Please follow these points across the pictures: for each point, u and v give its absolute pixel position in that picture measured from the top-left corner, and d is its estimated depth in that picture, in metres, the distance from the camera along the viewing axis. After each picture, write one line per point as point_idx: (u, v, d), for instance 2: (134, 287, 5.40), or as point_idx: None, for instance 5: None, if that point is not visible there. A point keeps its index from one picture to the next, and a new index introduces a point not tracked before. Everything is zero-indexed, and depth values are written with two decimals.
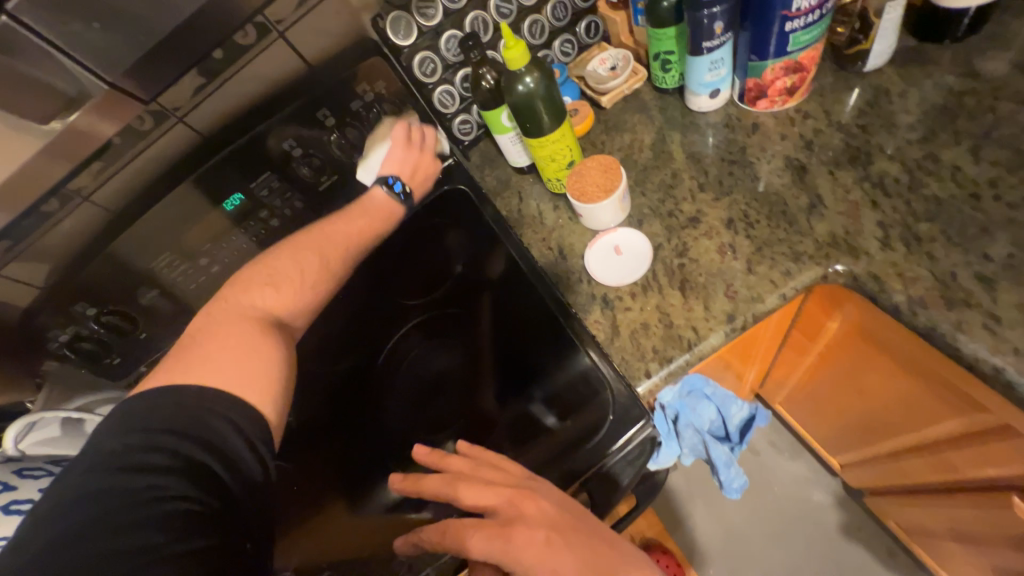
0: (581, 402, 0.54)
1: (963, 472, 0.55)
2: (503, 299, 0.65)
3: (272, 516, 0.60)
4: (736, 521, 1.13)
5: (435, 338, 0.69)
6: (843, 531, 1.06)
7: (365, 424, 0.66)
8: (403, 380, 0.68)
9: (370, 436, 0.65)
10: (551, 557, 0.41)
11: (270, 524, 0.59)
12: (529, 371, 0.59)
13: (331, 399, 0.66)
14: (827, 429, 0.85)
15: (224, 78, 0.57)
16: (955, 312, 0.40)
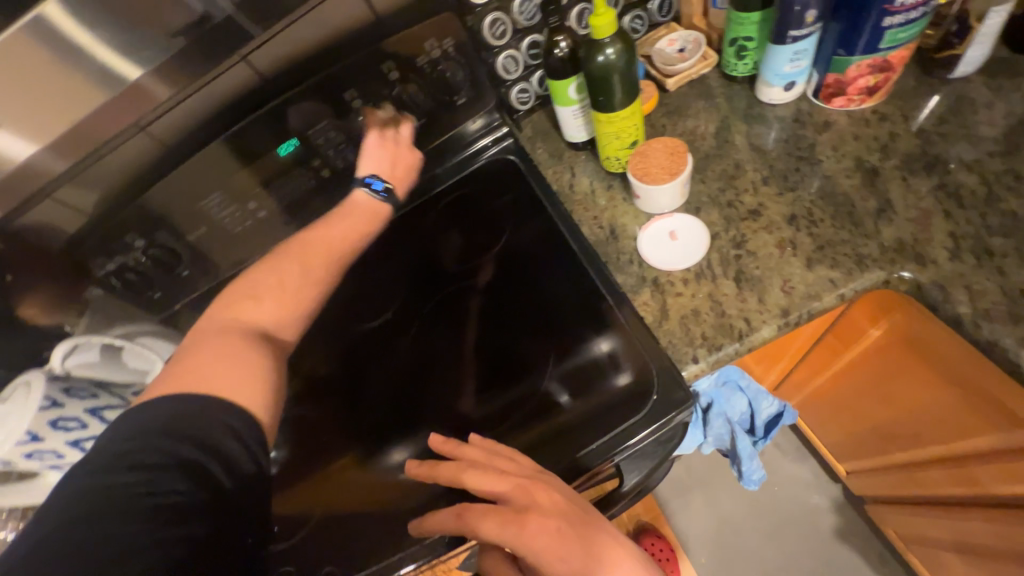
0: (601, 386, 0.55)
1: (986, 487, 0.56)
2: (529, 274, 0.65)
3: (299, 457, 0.63)
4: (732, 515, 1.16)
5: (457, 305, 0.67)
6: (837, 534, 1.09)
7: (363, 397, 0.65)
8: (401, 359, 0.66)
9: (370, 408, 0.64)
10: (562, 547, 0.43)
11: (298, 466, 0.63)
12: (545, 349, 0.60)
13: (354, 353, 0.67)
14: (839, 435, 0.87)
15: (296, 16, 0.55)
16: (1021, 328, 0.40)
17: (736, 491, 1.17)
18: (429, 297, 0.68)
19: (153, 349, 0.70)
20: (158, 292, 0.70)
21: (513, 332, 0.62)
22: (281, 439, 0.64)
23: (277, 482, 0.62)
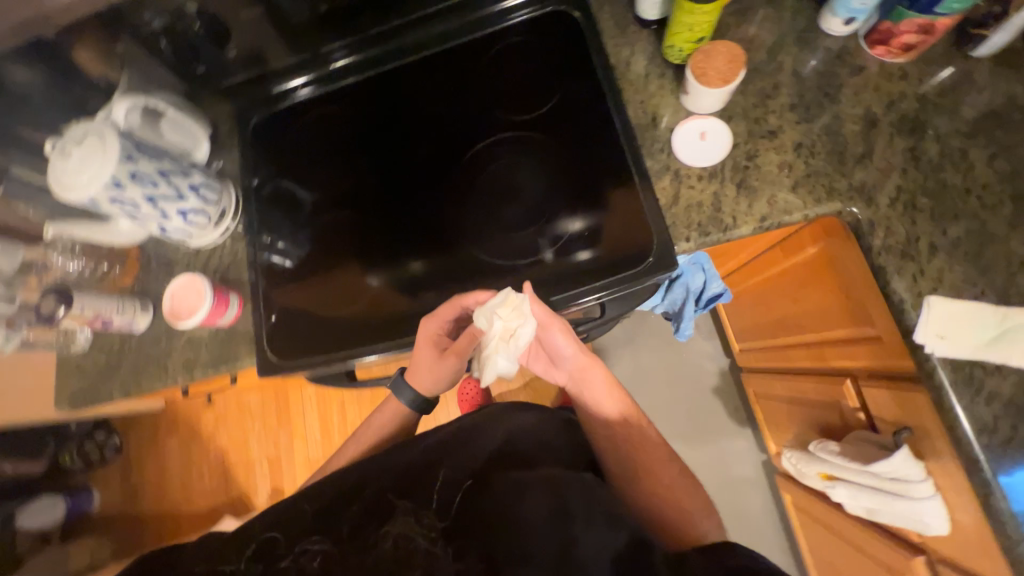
0: (579, 252, 0.69)
1: (828, 362, 0.84)
2: (555, 145, 0.74)
3: (325, 253, 0.78)
4: (646, 366, 1.51)
5: (490, 159, 0.76)
6: (714, 390, 1.47)
7: (376, 231, 0.76)
8: (414, 205, 0.76)
9: (393, 223, 0.76)
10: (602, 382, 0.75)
11: (321, 260, 0.78)
12: (546, 211, 0.71)
13: (393, 175, 0.78)
14: (748, 323, 1.14)
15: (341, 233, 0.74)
16: (902, 261, 0.59)
17: (655, 351, 1.51)
18: (440, 149, 0.78)
19: (196, 125, 0.80)
20: (202, 67, 0.79)
21: (526, 194, 0.73)
22: (303, 238, 0.79)
23: (314, 261, 0.78)
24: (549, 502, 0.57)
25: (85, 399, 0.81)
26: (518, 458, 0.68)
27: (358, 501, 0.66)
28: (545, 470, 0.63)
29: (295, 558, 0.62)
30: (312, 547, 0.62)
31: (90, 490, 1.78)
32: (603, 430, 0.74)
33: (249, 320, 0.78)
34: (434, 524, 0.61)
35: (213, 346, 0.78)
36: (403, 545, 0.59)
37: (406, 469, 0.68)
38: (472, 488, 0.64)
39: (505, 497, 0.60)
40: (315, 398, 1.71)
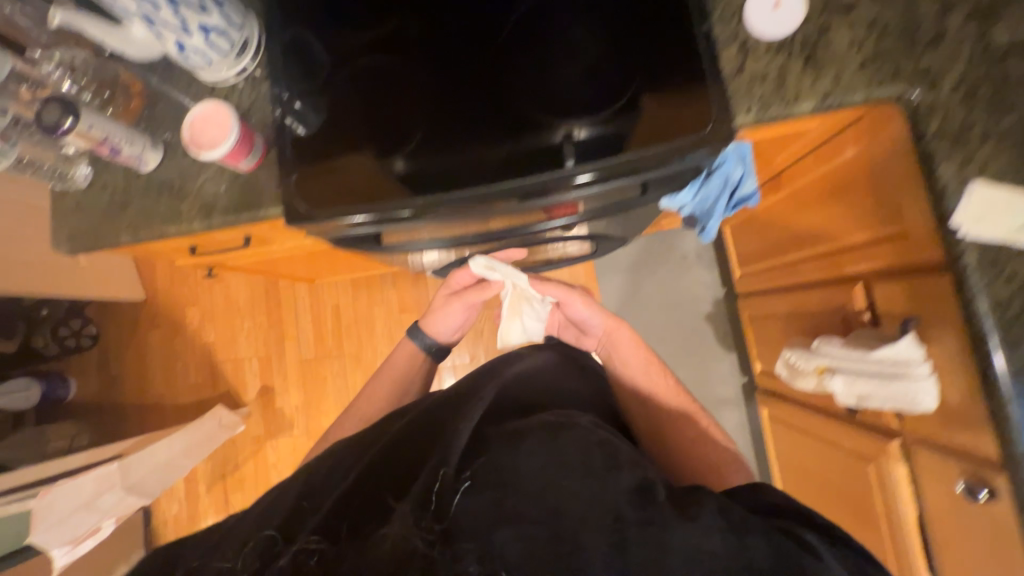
0: (577, 161, 0.62)
1: (842, 269, 0.88)
2: (604, 29, 0.67)
3: (335, 123, 0.71)
4: (645, 289, 1.55)
5: (522, 41, 0.69)
6: (706, 317, 1.53)
7: (392, 102, 0.70)
8: (447, 76, 0.69)
9: (408, 104, 0.69)
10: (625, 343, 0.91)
11: (328, 132, 0.70)
12: (567, 106, 0.65)
13: (420, 50, 0.71)
14: (758, 244, 1.18)
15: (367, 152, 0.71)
16: (952, 147, 0.60)
17: (655, 276, 1.55)
18: (474, 29, 0.71)
19: None
20: None
21: (553, 86, 0.66)
22: (321, 102, 0.72)
23: (326, 132, 0.71)
24: (550, 453, 0.54)
25: (85, 238, 0.75)
26: (513, 416, 0.66)
27: (342, 505, 0.52)
28: (525, 426, 0.59)
29: (294, 555, 0.48)
30: (310, 544, 0.48)
31: (65, 376, 1.72)
32: (633, 390, 0.87)
33: (273, 167, 0.74)
34: (433, 525, 0.48)
35: (233, 192, 0.74)
36: (403, 548, 0.47)
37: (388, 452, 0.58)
38: (462, 453, 0.56)
39: (503, 455, 0.54)
40: (308, 300, 1.68)
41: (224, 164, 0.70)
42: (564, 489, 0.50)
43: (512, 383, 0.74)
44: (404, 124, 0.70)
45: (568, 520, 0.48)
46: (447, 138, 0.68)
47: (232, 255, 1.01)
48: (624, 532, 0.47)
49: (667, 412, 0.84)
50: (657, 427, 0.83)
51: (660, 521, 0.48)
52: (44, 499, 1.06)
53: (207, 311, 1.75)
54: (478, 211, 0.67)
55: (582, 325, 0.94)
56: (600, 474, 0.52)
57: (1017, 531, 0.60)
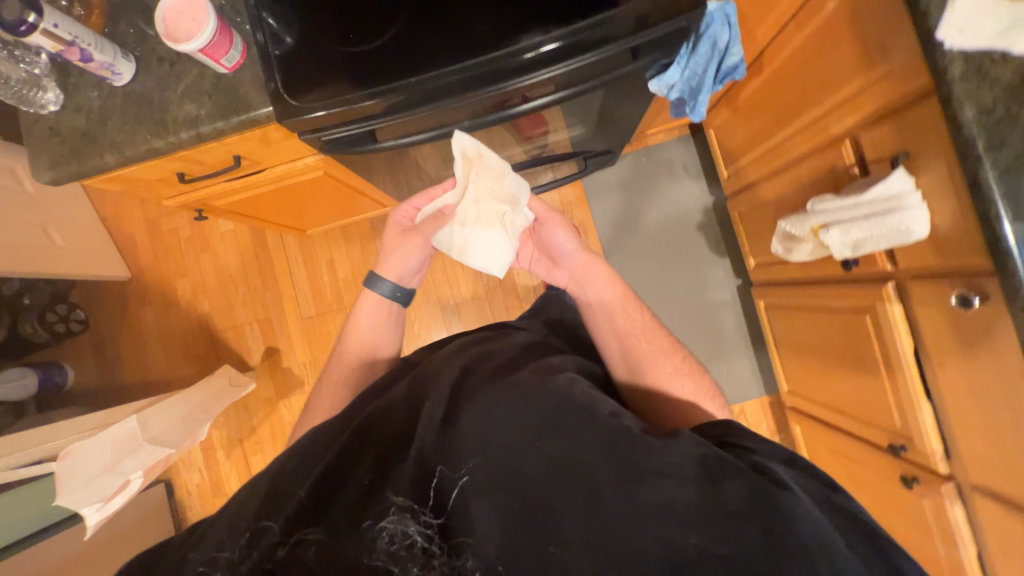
0: (554, 43, 0.68)
1: (828, 133, 0.90)
2: None
3: (307, 33, 0.72)
4: (636, 204, 1.57)
5: None
6: (697, 227, 1.56)
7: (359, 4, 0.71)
8: None
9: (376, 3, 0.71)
10: (603, 277, 0.88)
11: (304, 42, 0.72)
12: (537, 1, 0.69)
13: None
14: (744, 136, 1.20)
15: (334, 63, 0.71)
16: None
17: (644, 191, 1.56)
18: None
19: None
20: None
21: None
22: (289, 11, 0.72)
23: (298, 44, 0.72)
24: (535, 425, 0.54)
25: (69, 163, 0.73)
26: (483, 377, 0.63)
27: (324, 495, 0.50)
28: (498, 396, 0.57)
29: (294, 546, 0.46)
30: (311, 534, 0.46)
31: (61, 364, 1.68)
32: (606, 324, 0.83)
33: (255, 69, 0.72)
34: (433, 518, 0.48)
35: (218, 98, 0.72)
36: (401, 539, 0.46)
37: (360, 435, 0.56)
38: (437, 428, 0.55)
39: (492, 426, 0.54)
40: (298, 253, 1.67)
41: (199, 45, 0.64)
42: (549, 453, 0.51)
43: (478, 355, 0.71)
44: (391, 8, 0.71)
45: (553, 488, 0.50)
46: (435, 17, 0.70)
47: (221, 192, 0.98)
48: (605, 494, 0.49)
49: (641, 346, 0.80)
50: (633, 363, 0.78)
51: (641, 476, 0.49)
52: (65, 459, 1.04)
53: (198, 283, 1.72)
54: (460, 104, 0.72)
55: (555, 254, 0.91)
56: (581, 433, 0.53)
57: (1007, 326, 0.64)
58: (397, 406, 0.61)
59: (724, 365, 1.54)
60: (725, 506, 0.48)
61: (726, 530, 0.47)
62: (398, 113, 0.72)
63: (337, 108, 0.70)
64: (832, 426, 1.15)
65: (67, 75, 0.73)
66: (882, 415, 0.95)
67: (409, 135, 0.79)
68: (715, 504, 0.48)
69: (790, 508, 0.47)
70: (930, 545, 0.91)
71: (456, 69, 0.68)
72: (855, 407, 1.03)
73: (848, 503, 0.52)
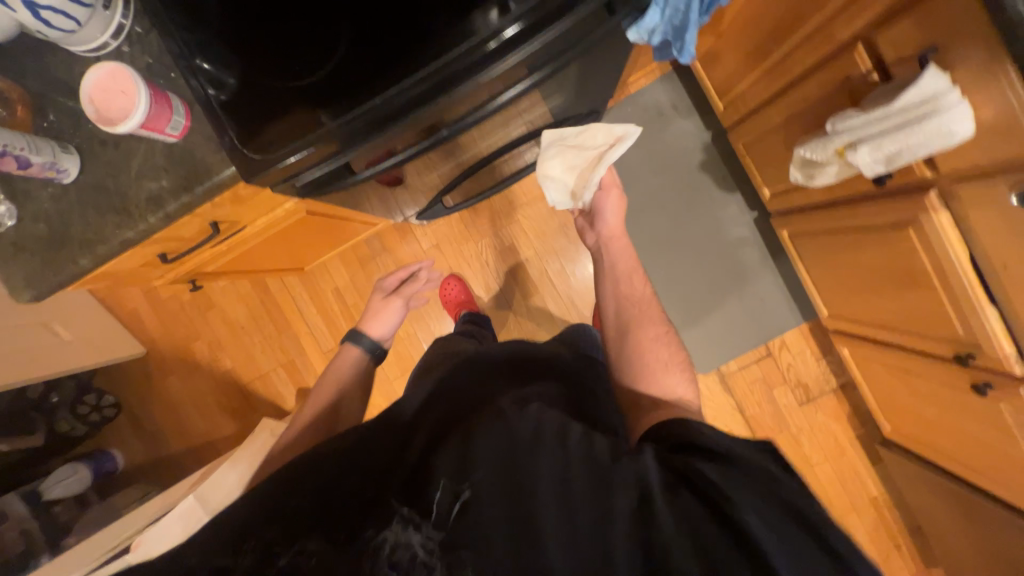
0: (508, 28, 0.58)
1: (834, 41, 0.81)
2: None
3: (241, 97, 0.65)
4: (632, 159, 1.48)
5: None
6: (700, 168, 1.47)
7: (282, 53, 0.64)
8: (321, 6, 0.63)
9: (303, 45, 0.64)
10: (623, 248, 0.87)
11: (240, 106, 0.65)
12: None
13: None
14: (735, 61, 1.10)
15: (276, 122, 0.64)
16: None
17: (638, 144, 1.47)
18: None
19: None
20: None
21: None
22: (215, 68, 0.64)
23: (231, 108, 0.64)
24: (516, 441, 0.53)
25: (46, 276, 0.68)
26: (483, 406, 0.62)
27: (320, 514, 0.55)
28: (476, 421, 0.58)
29: (295, 556, 0.50)
30: (311, 547, 0.51)
31: (108, 450, 1.70)
32: (611, 290, 0.84)
33: (205, 128, 0.65)
34: (432, 532, 0.49)
35: (176, 170, 0.66)
36: (401, 552, 0.48)
37: (358, 452, 0.60)
38: (427, 463, 0.56)
39: (482, 447, 0.53)
40: (302, 290, 1.64)
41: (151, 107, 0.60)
42: (521, 470, 0.50)
43: (475, 375, 0.72)
44: (319, 45, 0.64)
45: (524, 501, 0.48)
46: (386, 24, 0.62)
47: (208, 258, 0.93)
48: (574, 500, 0.47)
49: (632, 313, 0.80)
50: (623, 326, 0.79)
51: (608, 477, 0.47)
52: (137, 549, 1.09)
53: (213, 342, 1.70)
54: (423, 120, 0.63)
55: (595, 213, 0.89)
56: (559, 453, 0.50)
57: None
58: (388, 425, 0.64)
59: (719, 306, 1.50)
60: (683, 510, 0.44)
61: (686, 534, 0.43)
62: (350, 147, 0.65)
63: (296, 157, 0.63)
64: (884, 343, 1.11)
65: (13, 184, 0.67)
66: (940, 326, 0.90)
67: (374, 165, 0.72)
68: (664, 521, 0.44)
69: (742, 522, 0.42)
70: (1013, 446, 0.88)
71: (418, 77, 0.60)
72: (908, 322, 0.98)
73: (825, 511, 0.45)
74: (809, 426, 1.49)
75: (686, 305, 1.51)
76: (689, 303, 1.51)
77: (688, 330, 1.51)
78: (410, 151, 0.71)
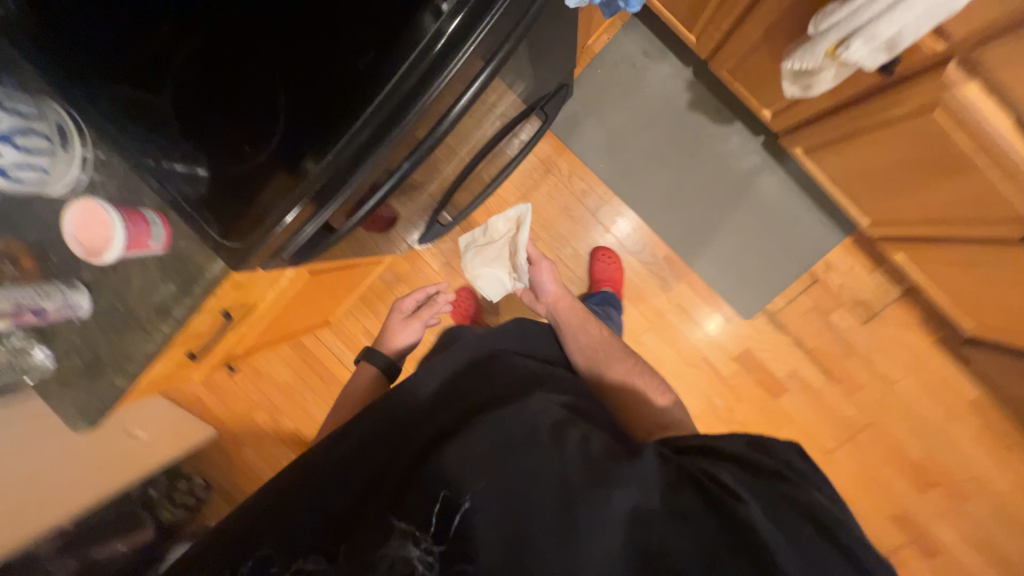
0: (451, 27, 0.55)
1: None
2: None
3: (217, 186, 0.64)
4: (616, 121, 1.41)
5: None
6: (689, 108, 1.37)
7: (238, 129, 0.62)
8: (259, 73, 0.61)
9: (254, 115, 0.61)
10: (569, 305, 1.14)
11: (219, 195, 0.64)
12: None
13: (217, 70, 0.62)
14: None
15: (257, 195, 0.63)
16: None
17: (618, 104, 1.40)
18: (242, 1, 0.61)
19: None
20: None
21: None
22: (185, 167, 0.65)
23: (215, 200, 0.65)
24: (516, 441, 0.55)
25: (94, 404, 0.73)
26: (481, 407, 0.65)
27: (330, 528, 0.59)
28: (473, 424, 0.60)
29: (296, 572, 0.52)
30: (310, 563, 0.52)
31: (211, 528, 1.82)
32: (579, 340, 1.01)
33: (186, 230, 0.68)
34: (433, 543, 0.48)
35: (174, 277, 0.69)
36: (402, 566, 0.45)
37: (356, 460, 0.65)
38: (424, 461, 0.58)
39: (480, 447, 0.54)
40: (336, 340, 1.69)
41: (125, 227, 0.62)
42: (516, 472, 0.52)
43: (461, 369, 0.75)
44: (268, 110, 0.61)
45: (527, 508, 0.50)
46: (317, 76, 0.59)
47: (235, 341, 0.97)
48: (574, 502, 0.50)
49: (601, 355, 0.98)
50: (597, 364, 0.95)
51: (608, 475, 0.51)
52: None
53: (272, 408, 1.78)
54: (395, 145, 0.59)
55: (539, 289, 1.19)
56: (563, 451, 0.54)
57: None
58: (385, 431, 0.68)
59: (727, 238, 1.42)
60: (687, 510, 0.49)
61: (691, 536, 0.48)
62: (333, 193, 0.62)
63: (291, 216, 0.62)
64: (940, 239, 1.00)
65: (41, 330, 0.72)
66: (999, 209, 0.80)
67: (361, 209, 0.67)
68: (660, 511, 0.50)
69: (745, 515, 0.47)
70: None
71: (364, 121, 0.58)
72: (961, 212, 0.88)
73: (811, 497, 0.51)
74: (878, 344, 1.38)
75: (713, 253, 1.43)
76: (691, 233, 1.43)
77: (722, 277, 1.44)
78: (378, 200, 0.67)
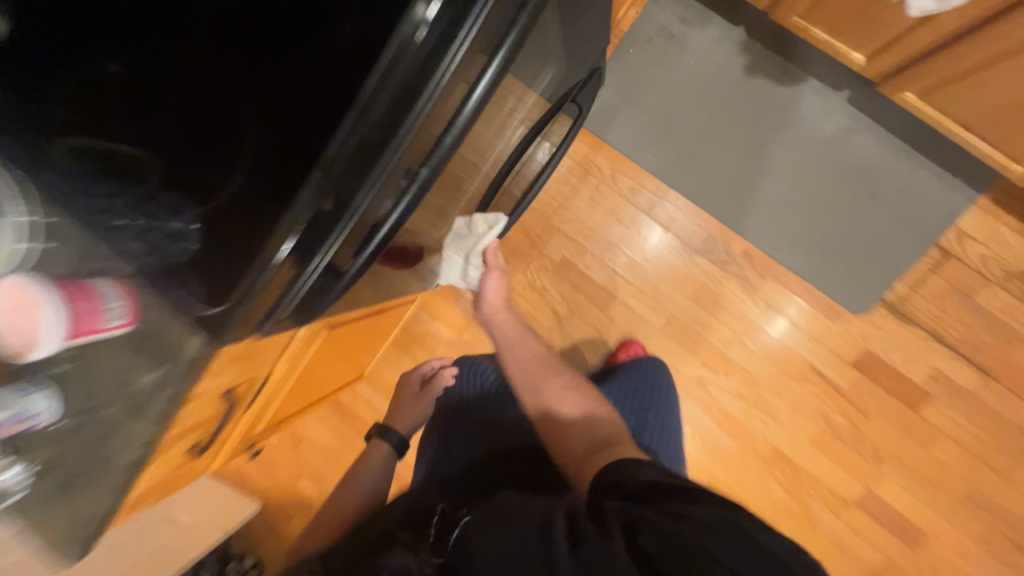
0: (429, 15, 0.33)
1: None
2: None
3: (175, 272, 0.48)
4: (661, 106, 1.20)
5: None
6: (747, 73, 1.16)
7: (177, 188, 0.44)
8: (180, 101, 0.41)
9: (193, 176, 0.43)
10: (515, 328, 1.02)
11: (178, 284, 0.48)
12: None
13: (127, 109, 0.42)
14: None
15: (215, 287, 0.46)
16: None
17: (660, 85, 1.19)
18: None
19: None
20: None
21: None
22: (142, 245, 0.49)
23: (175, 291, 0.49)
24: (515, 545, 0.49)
25: (73, 532, 0.56)
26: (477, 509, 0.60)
27: None
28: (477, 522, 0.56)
29: None
30: None
31: None
32: (519, 355, 0.96)
33: (152, 301, 0.52)
34: None
35: (146, 358, 0.53)
36: None
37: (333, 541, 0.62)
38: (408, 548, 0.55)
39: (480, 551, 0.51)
40: (375, 392, 1.53)
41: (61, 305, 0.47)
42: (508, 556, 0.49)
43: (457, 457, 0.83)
44: (210, 165, 0.42)
45: None
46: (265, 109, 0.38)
47: (252, 419, 0.81)
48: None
49: (538, 369, 0.92)
50: (533, 384, 0.90)
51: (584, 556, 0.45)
52: None
53: (316, 474, 1.63)
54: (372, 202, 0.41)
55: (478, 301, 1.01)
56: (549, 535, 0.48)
57: None
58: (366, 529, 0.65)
59: (798, 222, 1.17)
60: None
61: None
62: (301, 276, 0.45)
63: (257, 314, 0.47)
64: None
65: (8, 444, 0.57)
66: None
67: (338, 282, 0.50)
68: None
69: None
70: None
71: (319, 184, 0.39)
72: None
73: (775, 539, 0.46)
74: None
75: (803, 240, 1.18)
76: (733, 204, 1.20)
77: (822, 267, 1.17)
78: (381, 238, 0.47)
